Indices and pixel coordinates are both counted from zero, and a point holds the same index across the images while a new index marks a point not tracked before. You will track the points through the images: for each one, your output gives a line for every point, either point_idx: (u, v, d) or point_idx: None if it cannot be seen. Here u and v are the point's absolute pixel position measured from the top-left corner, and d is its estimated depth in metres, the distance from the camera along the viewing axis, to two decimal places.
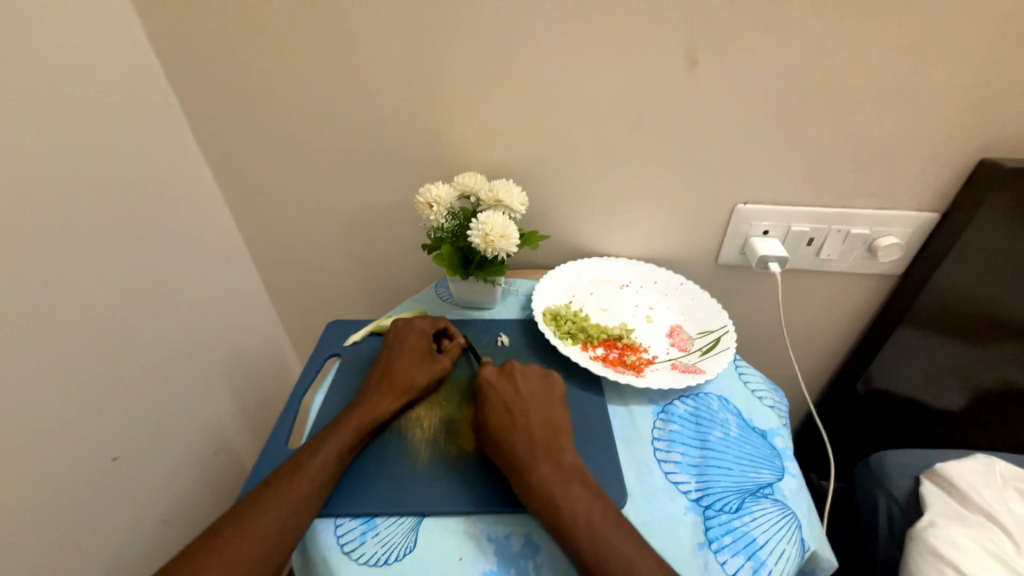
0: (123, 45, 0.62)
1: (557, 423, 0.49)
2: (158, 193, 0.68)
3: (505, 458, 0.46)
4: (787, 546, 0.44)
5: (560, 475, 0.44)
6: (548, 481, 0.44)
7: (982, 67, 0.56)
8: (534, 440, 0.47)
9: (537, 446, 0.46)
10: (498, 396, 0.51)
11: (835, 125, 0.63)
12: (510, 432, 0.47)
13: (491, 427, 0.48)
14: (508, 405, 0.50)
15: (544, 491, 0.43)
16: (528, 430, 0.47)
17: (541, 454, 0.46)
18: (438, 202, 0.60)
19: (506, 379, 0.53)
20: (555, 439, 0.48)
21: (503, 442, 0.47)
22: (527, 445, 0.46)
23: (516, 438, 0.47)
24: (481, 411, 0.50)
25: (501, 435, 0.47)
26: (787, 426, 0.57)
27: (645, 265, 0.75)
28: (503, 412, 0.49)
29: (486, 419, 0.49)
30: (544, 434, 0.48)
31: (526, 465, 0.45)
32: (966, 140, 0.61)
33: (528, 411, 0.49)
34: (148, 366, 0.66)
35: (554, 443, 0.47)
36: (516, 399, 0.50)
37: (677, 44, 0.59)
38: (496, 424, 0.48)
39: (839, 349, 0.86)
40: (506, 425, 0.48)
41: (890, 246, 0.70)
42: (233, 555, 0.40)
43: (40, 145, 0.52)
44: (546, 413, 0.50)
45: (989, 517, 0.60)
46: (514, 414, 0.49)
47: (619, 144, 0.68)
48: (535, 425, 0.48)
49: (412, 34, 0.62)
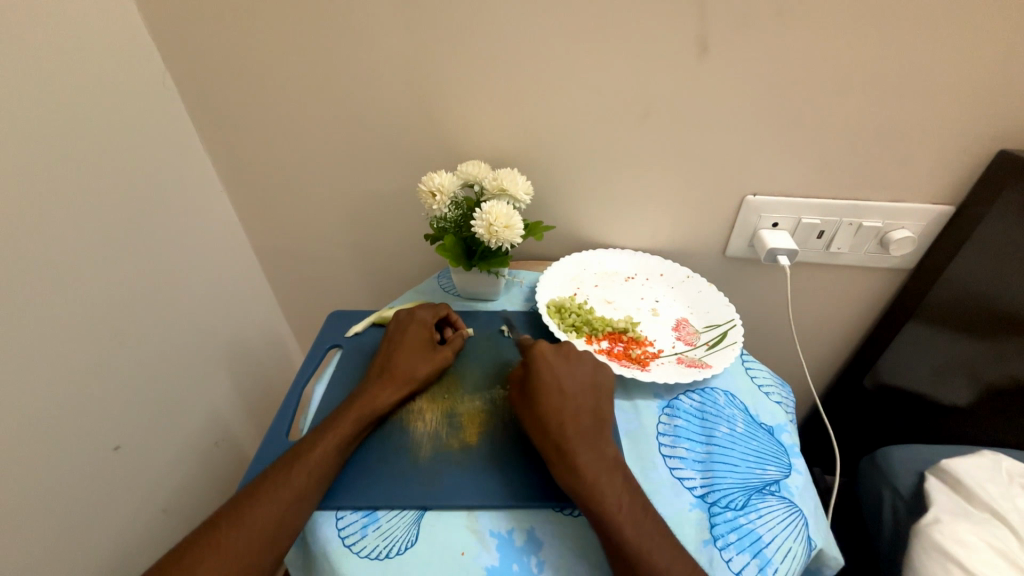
0: (121, 29, 0.60)
1: (603, 410, 0.48)
2: (158, 182, 0.67)
3: (553, 441, 0.45)
4: (793, 544, 0.43)
5: (605, 467, 0.44)
6: (593, 469, 0.43)
7: (1003, 56, 0.54)
8: (582, 426, 0.46)
9: (586, 434, 0.46)
10: (550, 374, 0.49)
11: (849, 116, 0.61)
12: (560, 414, 0.46)
13: (540, 407, 0.47)
14: (560, 386, 0.49)
15: (589, 478, 0.43)
16: (577, 416, 0.47)
17: (588, 441, 0.45)
18: (440, 191, 0.59)
19: (561, 358, 0.51)
20: (600, 426, 0.47)
21: (551, 426, 0.46)
22: (576, 430, 0.46)
23: (567, 422, 0.46)
24: (531, 386, 0.49)
25: (554, 417, 0.46)
26: (793, 421, 0.56)
27: (650, 257, 0.74)
28: (555, 393, 0.48)
29: (537, 399, 0.48)
30: (591, 420, 0.47)
31: (574, 450, 0.44)
32: (983, 132, 0.60)
33: (578, 397, 0.48)
34: (149, 357, 0.66)
35: (600, 431, 0.46)
36: (568, 382, 0.49)
37: (687, 31, 0.58)
38: (546, 406, 0.47)
39: (845, 343, 0.85)
40: (556, 407, 0.47)
41: (902, 240, 0.68)
42: (230, 548, 0.40)
43: (38, 133, 0.51)
44: (595, 400, 0.49)
45: (995, 513, 0.60)
46: (566, 397, 0.48)
47: (626, 134, 0.66)
48: (585, 410, 0.47)
49: (414, 19, 0.61)
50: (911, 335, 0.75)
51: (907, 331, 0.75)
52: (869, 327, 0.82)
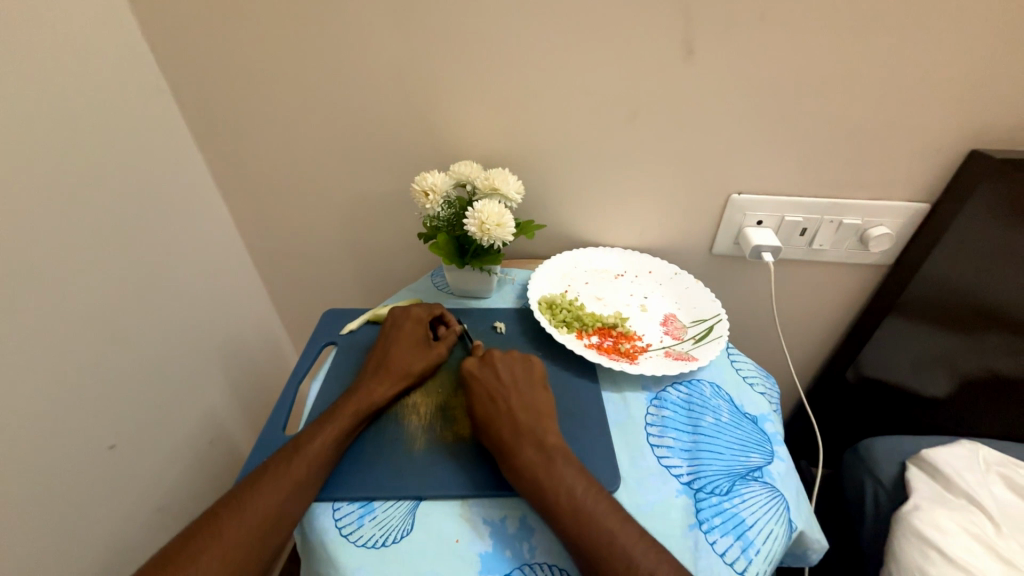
0: (115, 30, 0.61)
1: (541, 407, 0.50)
2: (153, 182, 0.68)
3: (491, 443, 0.47)
4: (775, 527, 0.45)
5: (544, 455, 0.45)
6: (531, 461, 0.45)
7: (973, 59, 0.57)
8: (517, 424, 0.47)
9: (521, 431, 0.47)
10: (479, 385, 0.52)
11: (829, 116, 0.63)
12: (493, 419, 0.48)
13: (477, 418, 0.49)
14: (491, 394, 0.51)
15: (527, 471, 0.44)
16: (511, 415, 0.48)
17: (523, 436, 0.47)
18: (433, 191, 0.60)
19: (487, 366, 0.53)
20: (536, 421, 0.48)
21: (488, 430, 0.48)
22: (511, 430, 0.47)
23: (501, 424, 0.48)
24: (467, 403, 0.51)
25: (485, 422, 0.48)
26: (777, 411, 0.58)
27: (639, 255, 0.75)
28: (486, 401, 0.50)
29: (472, 409, 0.50)
30: (525, 416, 0.48)
31: (510, 450, 0.46)
32: (957, 132, 0.62)
33: (511, 398, 0.50)
34: (144, 355, 0.66)
35: (537, 426, 0.48)
36: (499, 387, 0.51)
37: (673, 34, 0.59)
38: (482, 415, 0.49)
39: (830, 338, 0.87)
40: (490, 414, 0.49)
41: (881, 236, 0.70)
42: (231, 537, 0.41)
43: (33, 133, 0.52)
44: (529, 398, 0.51)
45: (972, 500, 0.62)
46: (497, 402, 0.50)
47: (614, 134, 0.68)
48: (517, 408, 0.49)
49: (407, 22, 0.62)
50: (891, 329, 0.76)
51: (886, 326, 0.76)
52: (852, 322, 0.85)
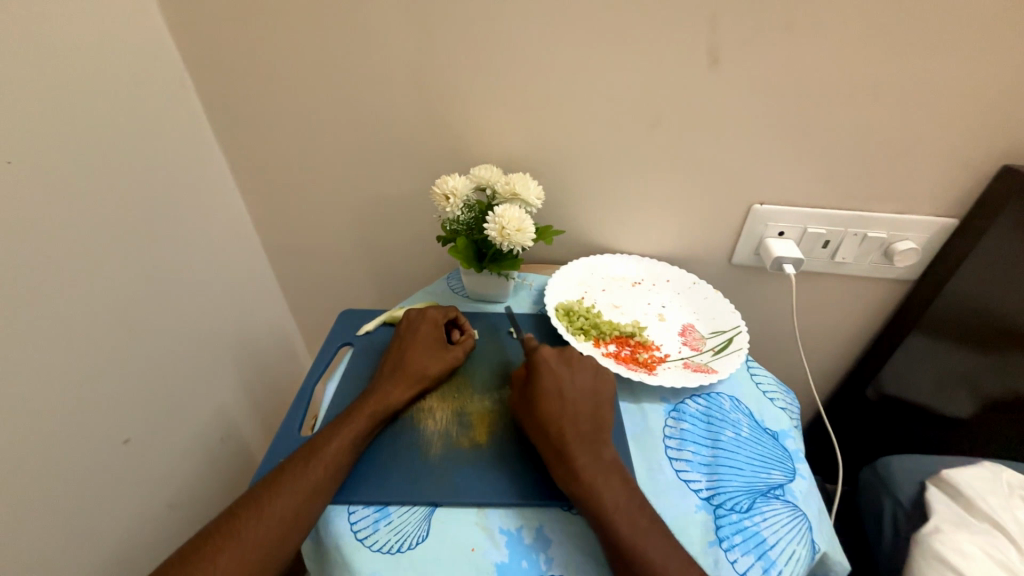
0: (141, 28, 0.62)
1: (602, 416, 0.49)
2: (173, 179, 0.68)
3: (551, 442, 0.46)
4: (797, 547, 0.44)
5: (601, 466, 0.45)
6: (590, 469, 0.44)
7: (1005, 71, 0.56)
8: (581, 431, 0.47)
9: (584, 438, 0.46)
10: (551, 379, 0.50)
11: (854, 128, 0.62)
12: (559, 418, 0.47)
13: (541, 411, 0.48)
14: (560, 391, 0.49)
15: (585, 477, 0.44)
16: (576, 420, 0.48)
17: (586, 444, 0.46)
18: (454, 194, 0.60)
19: (562, 364, 0.52)
20: (597, 431, 0.48)
21: (552, 428, 0.47)
22: (575, 433, 0.47)
23: (567, 426, 0.47)
24: (532, 391, 0.50)
25: (551, 421, 0.47)
26: (798, 427, 0.57)
27: (657, 263, 0.74)
28: (556, 398, 0.49)
29: (537, 402, 0.48)
30: (589, 425, 0.48)
31: (571, 452, 0.45)
32: (987, 146, 0.61)
33: (577, 402, 0.49)
34: (159, 350, 0.67)
35: (598, 435, 0.47)
36: (569, 388, 0.50)
37: (697, 41, 0.59)
38: (548, 411, 0.48)
39: (849, 352, 0.86)
40: (556, 411, 0.48)
41: (906, 251, 0.69)
42: (247, 539, 0.41)
43: (56, 127, 0.52)
44: (594, 406, 0.50)
45: (995, 524, 0.60)
46: (565, 402, 0.49)
47: (635, 141, 0.67)
48: (582, 416, 0.48)
49: (430, 24, 0.62)
50: (913, 347, 0.75)
51: (908, 344, 0.75)
52: (872, 337, 0.83)
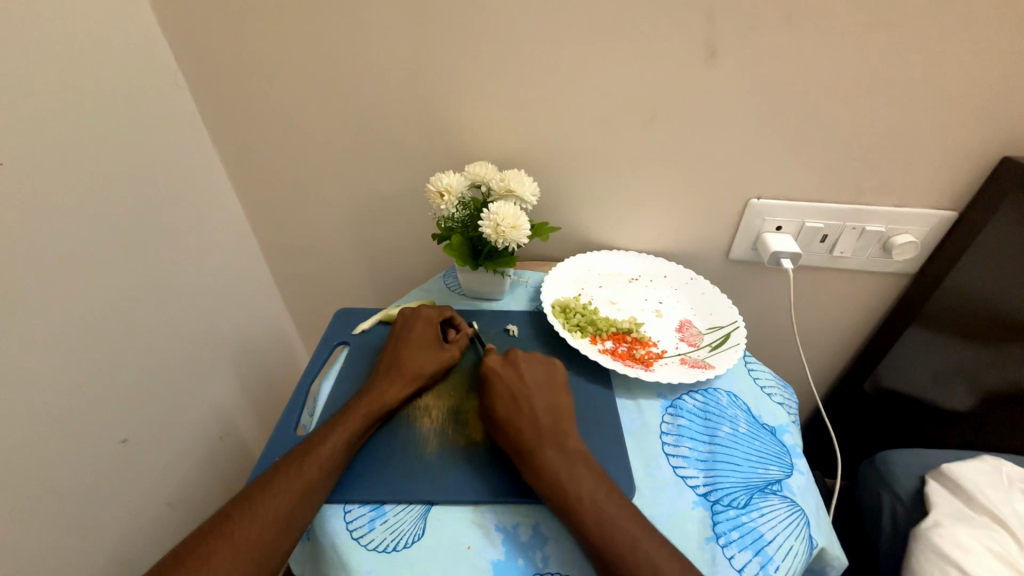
0: (134, 27, 0.61)
1: (561, 408, 0.50)
2: (168, 178, 0.68)
3: (511, 442, 0.47)
4: (795, 543, 0.44)
5: (565, 458, 0.45)
6: (553, 463, 0.44)
7: (1006, 63, 0.55)
8: (540, 426, 0.47)
9: (544, 434, 0.46)
10: (502, 384, 0.51)
11: (852, 122, 0.62)
12: (516, 420, 0.47)
13: (498, 417, 0.48)
14: (513, 393, 0.50)
15: (549, 473, 0.43)
16: (533, 416, 0.48)
17: (547, 438, 0.46)
18: (448, 191, 0.60)
19: (510, 366, 0.53)
20: (558, 425, 0.48)
21: (509, 429, 0.47)
22: (533, 431, 0.46)
23: (523, 426, 0.47)
24: (487, 400, 0.50)
25: (507, 422, 0.47)
26: (796, 422, 0.56)
27: (654, 259, 0.74)
28: (508, 401, 0.49)
29: (492, 407, 0.49)
30: (548, 419, 0.48)
31: (532, 452, 0.45)
32: (988, 138, 0.60)
33: (533, 399, 0.49)
34: (156, 351, 0.67)
35: (560, 429, 0.47)
36: (521, 388, 0.50)
37: (694, 36, 0.58)
38: (502, 413, 0.48)
39: (848, 347, 0.86)
40: (512, 414, 0.48)
41: (905, 245, 0.69)
42: (240, 539, 0.41)
43: (50, 127, 0.52)
44: (550, 400, 0.50)
45: (994, 518, 0.60)
46: (520, 402, 0.49)
47: (633, 136, 0.67)
48: (539, 411, 0.48)
49: (425, 21, 0.61)
50: (912, 340, 0.75)
51: (908, 337, 0.75)
52: (871, 331, 0.83)
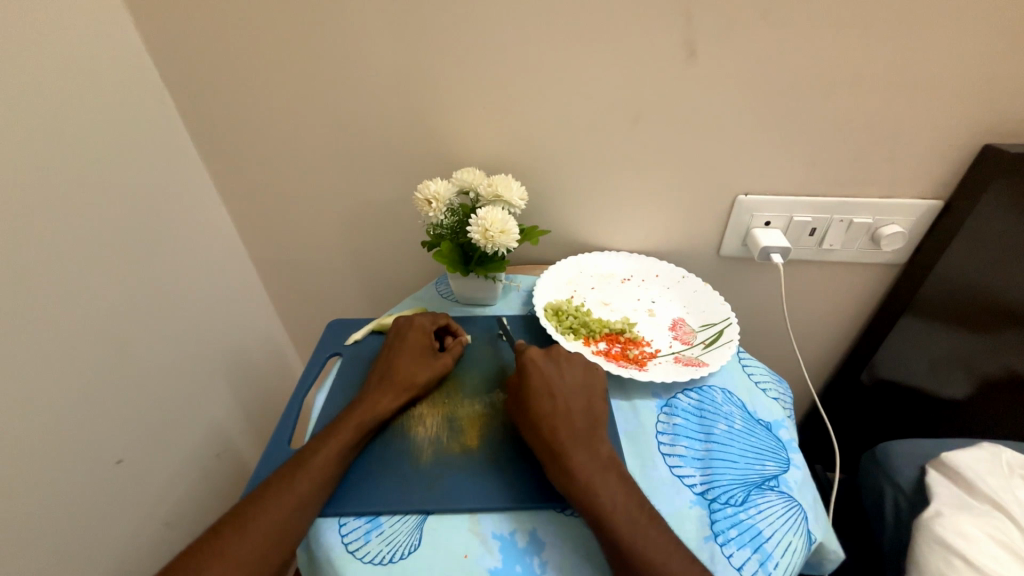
0: (117, 45, 0.61)
1: (596, 412, 0.49)
2: (156, 195, 0.68)
3: (543, 442, 0.46)
4: (793, 539, 0.43)
5: (598, 463, 0.44)
6: (585, 467, 0.44)
7: (983, 51, 0.56)
8: (575, 429, 0.47)
9: (579, 436, 0.46)
10: (541, 380, 0.50)
11: (835, 114, 0.62)
12: (552, 418, 0.47)
13: (532, 413, 0.48)
14: (551, 390, 0.49)
15: (581, 475, 0.43)
16: (569, 417, 0.47)
17: (582, 442, 0.46)
18: (436, 199, 0.60)
19: (551, 361, 0.52)
20: (593, 429, 0.48)
21: (543, 428, 0.47)
22: (568, 431, 0.46)
23: (559, 426, 0.47)
24: (523, 392, 0.50)
25: (543, 420, 0.47)
26: (791, 417, 0.56)
27: (645, 259, 0.74)
28: (545, 397, 0.49)
29: (528, 402, 0.49)
30: (584, 422, 0.48)
31: (566, 452, 0.45)
32: (969, 126, 0.61)
33: (569, 400, 0.49)
34: (149, 369, 0.66)
35: (593, 432, 0.47)
36: (559, 386, 0.50)
37: (675, 35, 0.59)
38: (537, 411, 0.48)
39: (843, 339, 0.86)
40: (547, 412, 0.48)
41: (893, 235, 0.69)
42: (231, 556, 0.40)
43: (34, 147, 0.52)
44: (587, 401, 0.50)
45: (996, 505, 0.60)
46: (557, 401, 0.49)
47: (618, 137, 0.67)
48: (576, 413, 0.48)
49: (407, 30, 0.62)
50: (905, 330, 0.75)
51: (900, 327, 0.75)
52: (864, 323, 0.83)
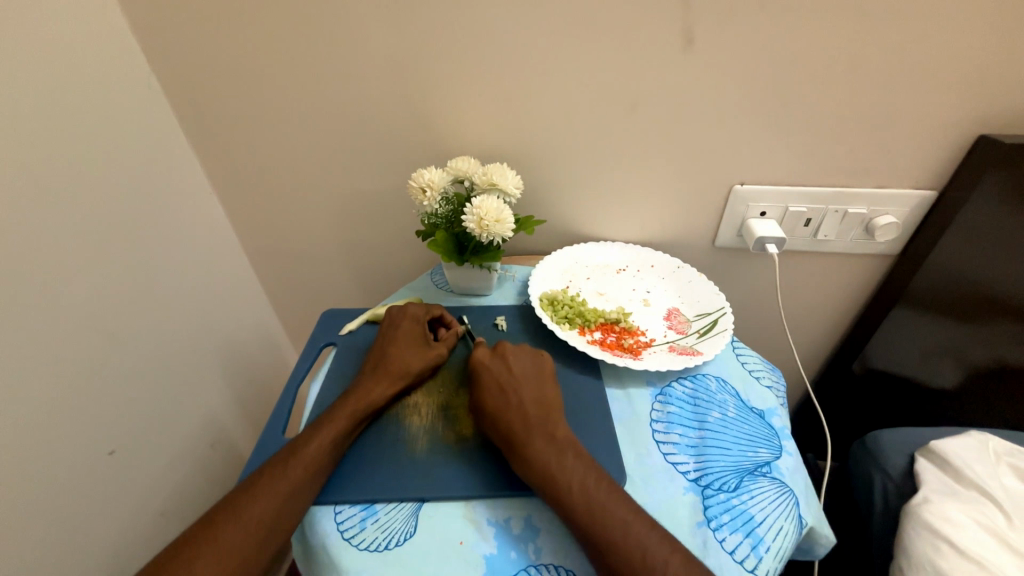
0: (105, 31, 0.60)
1: (548, 398, 0.50)
2: (148, 185, 0.67)
3: (499, 434, 0.47)
4: (785, 523, 0.44)
5: (554, 447, 0.45)
6: (541, 452, 0.44)
7: (980, 41, 0.56)
8: (528, 417, 0.47)
9: (531, 423, 0.46)
10: (490, 376, 0.51)
11: (832, 106, 0.62)
12: (504, 410, 0.48)
13: (486, 408, 0.49)
14: (500, 384, 0.50)
15: (537, 462, 0.43)
16: (521, 408, 0.48)
17: (536, 428, 0.46)
18: (431, 187, 0.60)
19: (497, 358, 0.53)
20: (546, 414, 0.48)
21: (497, 420, 0.47)
22: (521, 421, 0.47)
23: (512, 416, 0.47)
24: (475, 393, 0.50)
25: (495, 413, 0.48)
26: (784, 405, 0.57)
27: (640, 249, 0.74)
28: (496, 392, 0.49)
29: (480, 399, 0.49)
30: (536, 409, 0.48)
31: (522, 441, 0.45)
32: (965, 117, 0.61)
33: (520, 389, 0.50)
34: (142, 360, 0.66)
35: (548, 417, 0.47)
36: (508, 378, 0.50)
37: (674, 24, 0.58)
38: (490, 404, 0.49)
39: (835, 329, 0.86)
40: (500, 405, 0.48)
41: (887, 225, 0.69)
42: (227, 542, 0.40)
43: (21, 135, 0.50)
44: (538, 389, 0.50)
45: (982, 492, 0.61)
46: (508, 393, 0.49)
47: (615, 126, 0.67)
48: (528, 402, 0.48)
49: (402, 16, 0.61)
50: (898, 320, 0.76)
51: (895, 317, 0.76)
52: (857, 313, 0.84)
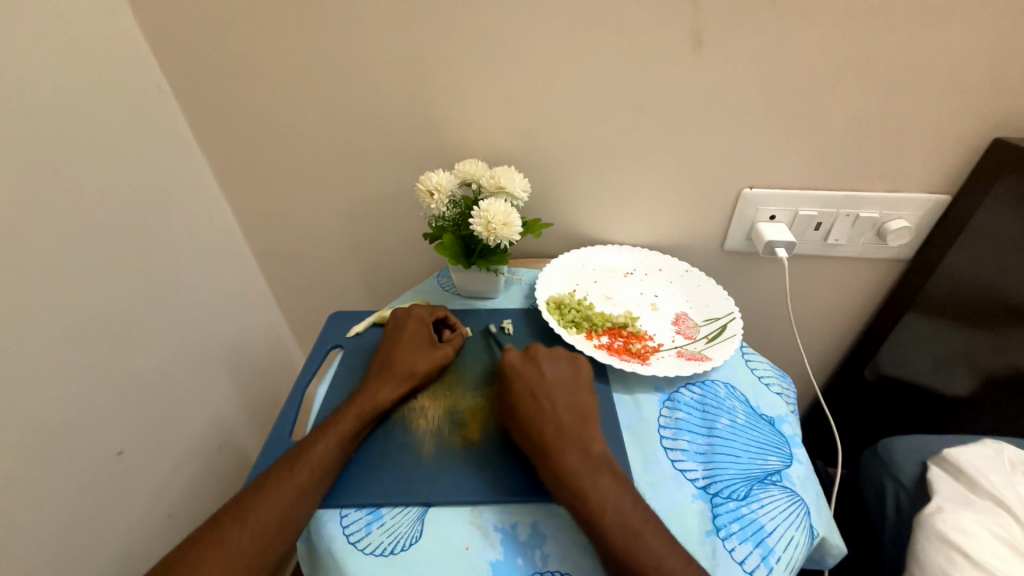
0: (115, 35, 0.60)
1: (584, 406, 0.49)
2: (157, 187, 0.67)
3: (532, 443, 0.46)
4: (795, 534, 0.43)
5: (589, 462, 0.44)
6: (576, 466, 0.43)
7: (994, 43, 0.55)
8: (562, 428, 0.46)
9: (566, 435, 0.46)
10: (523, 382, 0.50)
11: (842, 108, 0.62)
12: (537, 419, 0.47)
13: (519, 416, 0.48)
14: (534, 392, 0.49)
15: (570, 475, 0.43)
16: (556, 418, 0.47)
17: (571, 440, 0.45)
18: (438, 190, 0.59)
19: (531, 364, 0.52)
20: (581, 425, 0.47)
21: (532, 429, 0.46)
22: (556, 432, 0.46)
23: (546, 426, 0.46)
24: (508, 400, 0.50)
25: (528, 422, 0.47)
26: (795, 412, 0.56)
27: (648, 253, 0.74)
28: (529, 400, 0.49)
29: (514, 407, 0.49)
30: (571, 419, 0.47)
31: (556, 453, 0.44)
32: (979, 120, 0.60)
33: (555, 398, 0.49)
34: (150, 360, 0.66)
35: (581, 429, 0.47)
36: (543, 386, 0.50)
37: (681, 26, 0.58)
38: (523, 412, 0.48)
39: (846, 335, 0.85)
40: (534, 414, 0.47)
41: (899, 230, 0.68)
42: (232, 544, 0.40)
43: (31, 137, 0.51)
44: (573, 398, 0.50)
45: (998, 502, 0.59)
46: (542, 402, 0.48)
47: (622, 129, 0.67)
48: (562, 411, 0.48)
49: (409, 19, 0.61)
50: (912, 325, 0.75)
51: (909, 321, 0.75)
52: (868, 318, 0.83)
